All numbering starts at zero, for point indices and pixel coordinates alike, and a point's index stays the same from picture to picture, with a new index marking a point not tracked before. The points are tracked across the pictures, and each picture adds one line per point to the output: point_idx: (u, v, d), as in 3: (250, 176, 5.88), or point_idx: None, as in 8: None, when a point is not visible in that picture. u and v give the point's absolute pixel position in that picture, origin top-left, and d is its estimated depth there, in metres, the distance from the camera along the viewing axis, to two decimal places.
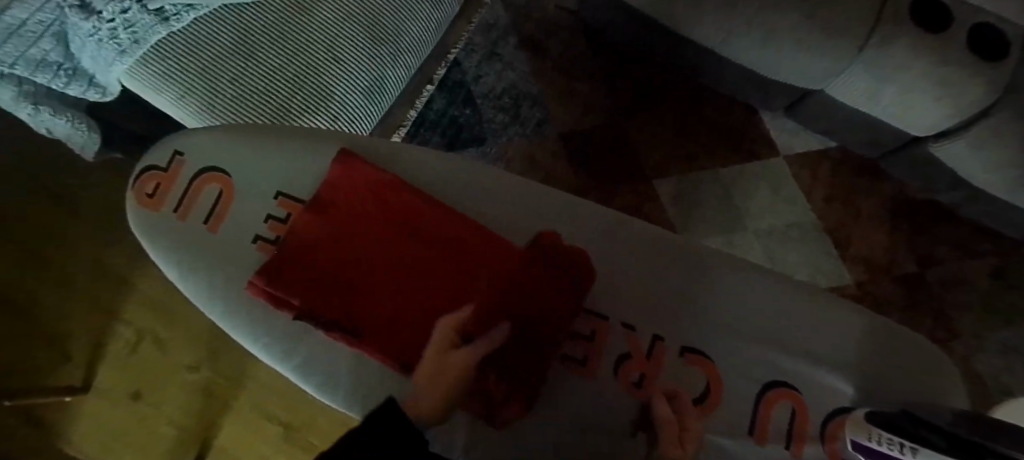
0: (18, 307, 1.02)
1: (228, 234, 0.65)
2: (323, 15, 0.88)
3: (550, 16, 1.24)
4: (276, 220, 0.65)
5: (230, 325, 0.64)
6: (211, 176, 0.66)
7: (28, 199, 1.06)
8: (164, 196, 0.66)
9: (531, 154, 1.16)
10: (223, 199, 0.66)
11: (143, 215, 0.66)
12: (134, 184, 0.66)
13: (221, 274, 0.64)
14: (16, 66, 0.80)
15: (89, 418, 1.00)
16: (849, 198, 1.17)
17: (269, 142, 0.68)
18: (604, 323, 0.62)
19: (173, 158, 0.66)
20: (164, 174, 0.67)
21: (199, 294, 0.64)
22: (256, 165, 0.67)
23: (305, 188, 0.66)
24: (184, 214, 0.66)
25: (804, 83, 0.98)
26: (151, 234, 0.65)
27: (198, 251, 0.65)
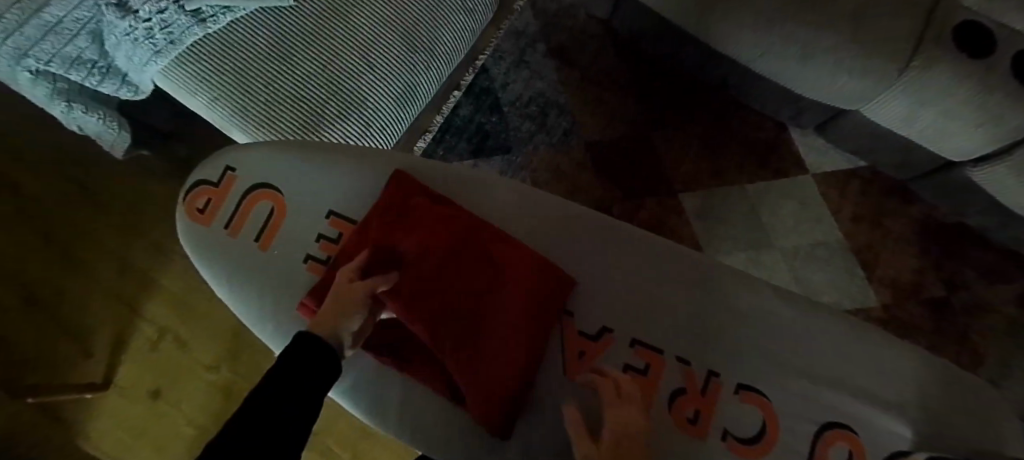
0: (43, 300, 1.02)
1: (278, 251, 0.68)
2: (359, 21, 0.88)
3: (579, 24, 1.23)
4: (327, 240, 0.68)
5: (277, 342, 0.66)
6: (263, 192, 0.69)
7: (57, 193, 1.07)
8: (216, 211, 0.69)
9: (556, 164, 1.15)
10: (273, 217, 0.69)
11: (196, 229, 0.69)
12: (186, 199, 0.70)
13: (270, 291, 0.67)
14: (52, 63, 0.79)
15: (108, 415, 1.00)
16: (878, 219, 1.15)
17: (315, 161, 0.70)
18: (658, 357, 0.64)
19: (225, 173, 0.69)
20: (214, 189, 0.70)
21: (249, 310, 0.67)
22: (304, 184, 0.69)
23: (356, 208, 0.68)
24: (235, 229, 0.69)
25: (839, 102, 0.97)
26: (203, 248, 0.68)
27: (249, 267, 0.68)
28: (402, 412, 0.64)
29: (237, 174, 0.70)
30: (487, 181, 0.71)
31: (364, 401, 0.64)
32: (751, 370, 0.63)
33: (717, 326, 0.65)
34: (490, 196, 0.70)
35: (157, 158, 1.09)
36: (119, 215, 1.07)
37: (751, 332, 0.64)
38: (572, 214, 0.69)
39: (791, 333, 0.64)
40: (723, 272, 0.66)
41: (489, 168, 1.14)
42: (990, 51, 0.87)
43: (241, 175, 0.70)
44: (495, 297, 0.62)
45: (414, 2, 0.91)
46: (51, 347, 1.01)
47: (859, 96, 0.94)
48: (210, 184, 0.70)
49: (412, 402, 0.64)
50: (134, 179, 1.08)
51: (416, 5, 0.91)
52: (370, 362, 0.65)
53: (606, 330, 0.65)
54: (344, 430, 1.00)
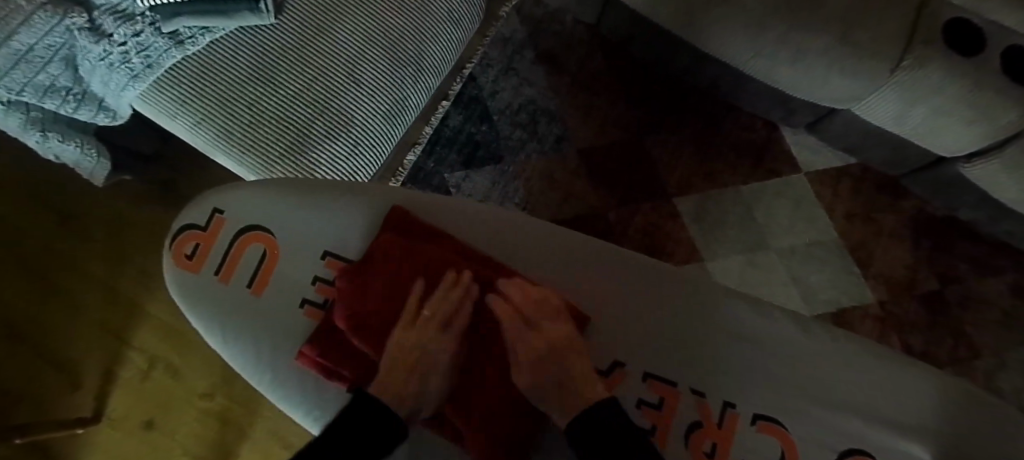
0: (26, 334, 0.99)
1: (273, 297, 0.66)
2: (342, 38, 0.85)
3: (567, 29, 1.22)
4: (324, 282, 0.66)
5: (277, 391, 0.64)
6: (254, 234, 0.67)
7: (38, 221, 1.04)
8: (205, 256, 0.66)
9: (549, 172, 1.14)
10: (266, 260, 0.67)
11: (185, 276, 0.66)
12: (173, 244, 0.66)
13: (266, 337, 0.64)
14: (25, 91, 0.76)
15: (99, 450, 0.97)
16: (872, 216, 1.15)
17: (309, 200, 0.68)
18: (673, 390, 0.62)
19: (213, 216, 0.67)
20: (203, 233, 0.67)
21: (245, 358, 0.64)
22: (298, 223, 0.67)
23: (353, 248, 0.67)
24: (227, 274, 0.66)
25: (829, 101, 0.97)
26: (192, 296, 0.65)
27: (243, 314, 0.65)
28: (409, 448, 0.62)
29: (226, 215, 0.67)
30: (485, 213, 0.69)
31: None
32: (758, 386, 0.62)
33: (722, 342, 0.64)
34: (485, 221, 0.69)
35: (138, 181, 1.07)
36: (102, 241, 1.04)
37: (756, 346, 0.64)
38: (568, 235, 0.69)
39: (792, 345, 0.64)
40: (719, 289, 0.66)
41: (481, 179, 1.12)
42: (980, 49, 0.87)
43: (230, 217, 0.67)
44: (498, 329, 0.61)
45: (398, 14, 0.89)
46: (37, 381, 0.97)
47: (849, 96, 0.93)
48: (198, 228, 0.67)
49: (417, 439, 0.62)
50: (115, 204, 1.05)
51: (400, 17, 0.89)
52: None
53: (617, 365, 0.63)
54: None
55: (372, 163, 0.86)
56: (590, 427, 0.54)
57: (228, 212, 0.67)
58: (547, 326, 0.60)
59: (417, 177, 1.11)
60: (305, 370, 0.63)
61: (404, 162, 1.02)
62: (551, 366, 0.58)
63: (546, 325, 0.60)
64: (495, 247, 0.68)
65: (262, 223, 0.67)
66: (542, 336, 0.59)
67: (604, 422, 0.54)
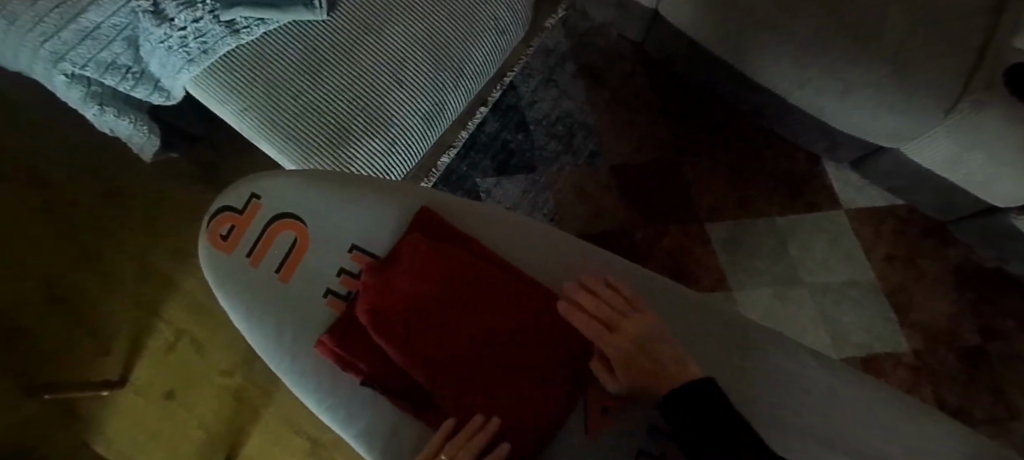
0: (65, 295, 1.04)
1: (300, 284, 0.67)
2: (390, 38, 0.87)
3: (611, 44, 1.22)
4: (349, 274, 0.67)
5: (293, 378, 0.65)
6: (285, 222, 0.69)
7: (88, 189, 1.09)
8: (239, 239, 0.69)
9: (580, 185, 1.13)
10: (295, 249, 0.68)
11: (217, 257, 0.68)
12: (210, 225, 0.69)
13: (288, 323, 0.66)
14: (88, 67, 0.81)
15: (121, 413, 1.00)
16: (913, 260, 1.11)
17: (342, 191, 0.70)
18: None
19: (250, 201, 0.69)
20: (239, 217, 0.69)
21: (266, 342, 0.66)
22: (329, 214, 0.69)
23: (379, 243, 0.68)
24: (257, 258, 0.68)
25: (877, 139, 0.94)
26: (222, 277, 0.67)
27: (269, 299, 0.67)
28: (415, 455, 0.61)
29: (262, 201, 0.69)
30: (513, 223, 0.70)
31: (375, 442, 0.62)
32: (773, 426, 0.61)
33: (740, 375, 0.62)
34: (508, 228, 0.70)
35: (185, 160, 1.11)
36: (145, 214, 1.08)
37: (774, 383, 0.62)
38: (592, 254, 0.69)
39: (809, 385, 0.62)
40: (742, 322, 0.65)
41: (512, 187, 1.12)
42: None
43: (266, 203, 0.69)
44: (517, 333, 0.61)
45: (446, 18, 0.90)
46: (70, 342, 1.02)
47: (897, 136, 0.90)
48: (233, 211, 0.69)
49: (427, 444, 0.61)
50: (162, 180, 1.10)
51: (447, 22, 0.90)
52: (384, 404, 0.63)
53: None
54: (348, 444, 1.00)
55: (405, 162, 0.88)
56: (691, 397, 0.50)
57: (264, 198, 0.69)
58: (625, 323, 0.57)
59: (450, 179, 1.12)
60: (323, 359, 0.65)
61: (438, 164, 1.07)
62: (640, 352, 0.55)
63: (633, 317, 0.57)
64: (518, 257, 0.68)
65: (294, 212, 0.69)
66: (624, 334, 0.56)
67: (707, 396, 0.50)
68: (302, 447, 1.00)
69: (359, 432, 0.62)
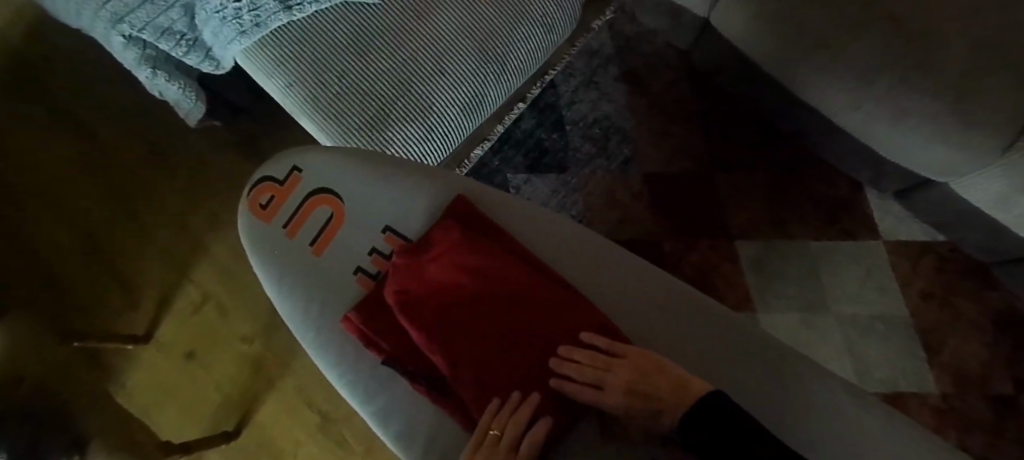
0: (101, 248, 1.08)
1: (331, 259, 0.68)
2: (437, 26, 0.88)
3: (657, 51, 1.21)
4: (379, 254, 0.68)
5: (317, 350, 0.66)
6: (322, 197, 0.70)
7: (133, 149, 1.13)
8: (277, 210, 0.70)
9: (612, 190, 1.12)
10: (330, 224, 0.69)
11: (255, 225, 0.70)
12: (251, 193, 0.70)
13: (316, 296, 0.67)
14: (145, 30, 0.85)
15: (143, 368, 1.04)
16: (950, 300, 1.07)
17: (380, 172, 0.70)
18: None
19: (291, 173, 0.71)
20: (279, 188, 0.71)
21: (293, 312, 0.67)
22: (365, 194, 0.70)
23: (412, 227, 0.69)
24: (293, 230, 0.69)
25: (925, 172, 0.91)
26: (258, 245, 0.69)
27: (301, 271, 0.68)
28: (431, 442, 0.61)
29: (302, 175, 0.71)
30: (546, 219, 0.70)
31: (391, 423, 0.62)
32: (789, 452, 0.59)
33: (759, 396, 0.61)
34: (540, 224, 0.70)
35: (228, 129, 1.14)
36: (185, 178, 1.11)
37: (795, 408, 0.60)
38: (617, 259, 0.69)
39: (835, 414, 0.60)
40: (765, 342, 0.64)
41: (542, 185, 1.12)
42: None
43: (306, 177, 0.71)
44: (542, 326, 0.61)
45: (494, 10, 0.90)
46: (102, 294, 1.05)
47: (945, 170, 0.88)
48: (274, 181, 0.71)
49: (447, 433, 0.61)
50: (204, 147, 1.13)
51: (495, 14, 0.90)
52: (404, 385, 0.63)
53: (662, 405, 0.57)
54: (358, 423, 1.01)
55: (439, 150, 0.90)
56: (704, 414, 0.51)
57: (305, 171, 0.70)
58: (609, 382, 0.56)
59: (481, 172, 1.12)
60: (348, 335, 0.65)
61: (471, 156, 1.11)
62: (640, 401, 0.56)
63: (617, 365, 0.57)
64: (547, 254, 0.68)
65: (332, 189, 0.70)
66: (614, 386, 0.56)
67: (719, 413, 0.51)
68: (312, 420, 1.01)
69: (377, 411, 0.63)
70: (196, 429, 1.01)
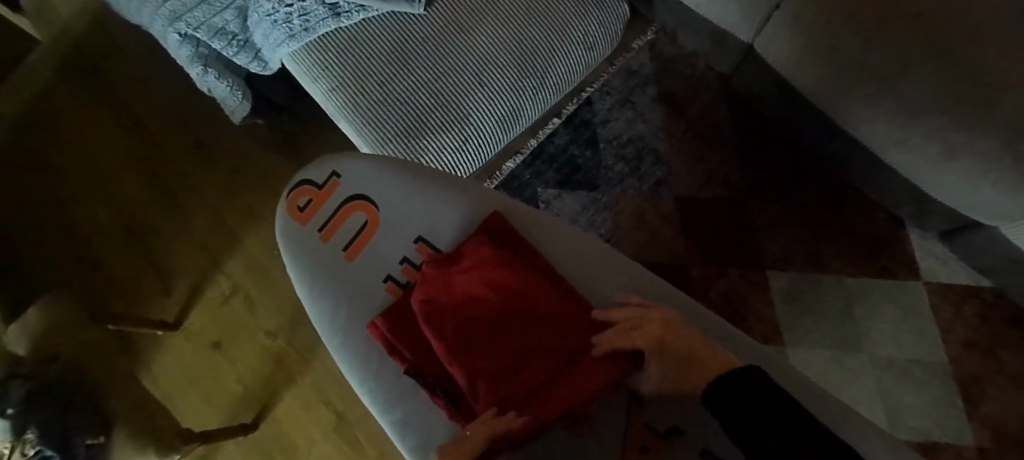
0: (140, 235, 1.11)
1: (363, 266, 0.69)
2: (480, 39, 0.89)
3: (697, 74, 1.19)
4: (410, 264, 0.69)
5: (342, 354, 0.67)
6: (359, 204, 0.71)
7: (178, 141, 1.17)
8: (314, 213, 0.72)
9: (641, 211, 1.11)
10: (364, 231, 0.70)
11: (292, 226, 0.72)
12: (290, 196, 0.72)
13: (344, 300, 0.68)
14: (199, 30, 0.89)
15: (171, 354, 1.06)
16: (994, 350, 1.02)
17: (416, 182, 0.71)
18: None
19: (330, 178, 0.72)
20: (317, 192, 0.72)
21: (322, 315, 0.68)
22: (400, 202, 0.71)
23: (444, 239, 0.69)
24: (328, 234, 0.71)
25: (974, 214, 0.88)
26: (293, 246, 0.71)
27: (332, 273, 0.69)
28: None
29: (341, 180, 0.72)
30: (576, 237, 0.70)
31: (409, 434, 0.62)
32: None
33: None
34: (572, 246, 0.69)
35: (268, 127, 1.17)
36: (225, 173, 1.15)
37: None
38: (640, 281, 0.68)
39: None
40: (794, 379, 0.62)
41: (572, 202, 1.12)
42: None
43: (345, 182, 0.72)
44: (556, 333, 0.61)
45: (536, 26, 0.91)
46: (138, 279, 1.09)
47: (995, 214, 0.85)
48: (313, 185, 0.72)
49: None
50: (245, 143, 1.17)
51: (537, 30, 0.91)
52: (423, 397, 0.63)
53: (676, 430, 0.58)
54: (373, 426, 1.02)
55: (472, 161, 0.90)
56: (740, 385, 0.51)
57: (344, 177, 0.71)
58: (638, 339, 0.57)
59: (511, 184, 1.13)
60: (372, 341, 0.66)
61: (502, 168, 1.13)
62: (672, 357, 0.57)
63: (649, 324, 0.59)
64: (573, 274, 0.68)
65: (368, 196, 0.71)
66: (644, 335, 0.58)
67: (757, 384, 0.51)
68: (328, 420, 1.02)
69: (396, 421, 0.63)
70: (217, 419, 1.03)
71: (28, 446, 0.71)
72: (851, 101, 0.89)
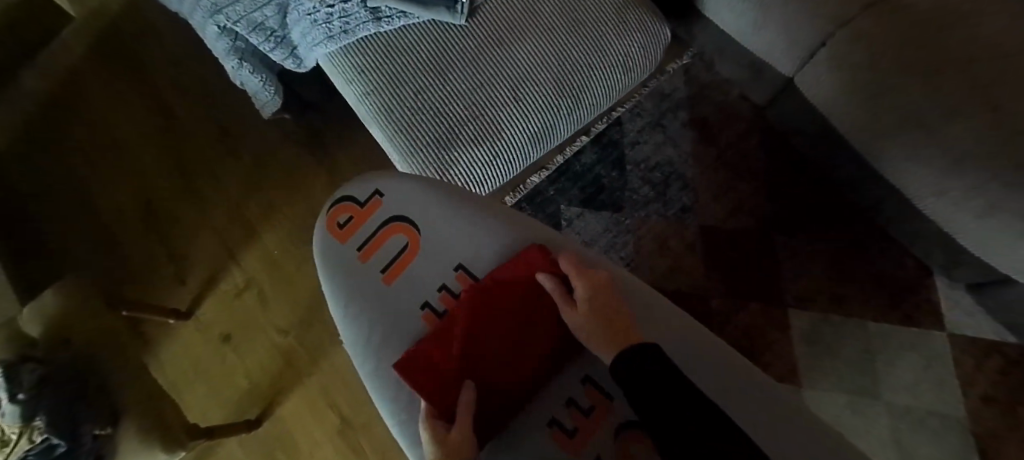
0: (160, 220, 1.11)
1: (400, 290, 0.67)
2: (518, 54, 0.88)
3: (730, 102, 1.18)
4: (448, 292, 0.66)
5: (372, 379, 0.65)
6: (399, 225, 0.70)
7: (204, 129, 1.17)
8: (354, 231, 0.70)
9: (664, 237, 1.10)
10: (404, 253, 0.69)
11: (330, 243, 0.70)
12: (331, 212, 0.71)
13: (380, 324, 0.66)
14: (239, 23, 0.88)
15: (181, 342, 1.06)
16: (1016, 409, 0.99)
17: (458, 207, 0.70)
18: None
19: (372, 196, 0.71)
20: (359, 210, 0.71)
21: (354, 336, 0.66)
22: (440, 226, 0.69)
23: (485, 268, 0.67)
24: (367, 253, 0.69)
25: (1012, 272, 0.85)
26: (330, 264, 0.69)
27: (368, 296, 0.68)
28: None
29: (384, 199, 0.71)
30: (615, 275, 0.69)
31: None
32: None
33: None
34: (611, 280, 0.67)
35: (296, 123, 1.17)
36: (248, 165, 1.14)
37: None
38: (660, 312, 0.67)
39: None
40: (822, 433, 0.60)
41: (595, 222, 1.10)
42: None
43: (388, 201, 0.71)
44: (534, 336, 0.62)
45: (576, 44, 0.90)
46: (154, 266, 1.08)
47: None
48: (355, 202, 0.71)
49: None
50: (270, 137, 1.16)
51: (576, 48, 0.90)
52: None
53: None
54: (378, 432, 1.01)
55: (501, 175, 0.89)
56: (643, 363, 0.53)
57: (387, 196, 0.70)
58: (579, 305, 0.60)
59: (535, 199, 1.12)
60: None
61: (527, 182, 1.12)
62: (600, 323, 0.58)
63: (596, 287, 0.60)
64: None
65: (409, 218, 0.70)
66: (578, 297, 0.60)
67: (657, 359, 0.53)
68: (333, 423, 1.01)
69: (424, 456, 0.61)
70: (221, 414, 1.02)
71: (36, 434, 0.70)
72: (891, 145, 0.88)
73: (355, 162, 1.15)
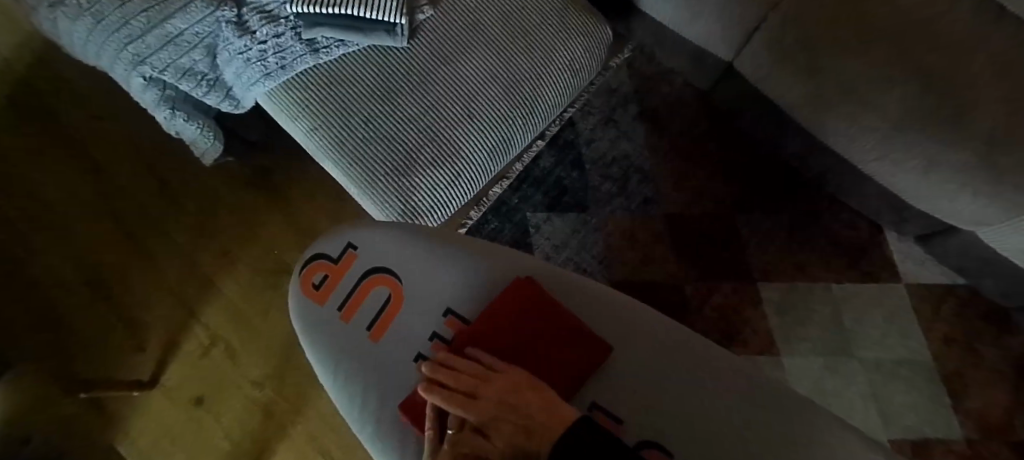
0: (107, 286, 1.03)
1: (389, 345, 0.65)
2: (466, 70, 0.86)
3: (676, 90, 1.20)
4: (440, 340, 0.64)
5: (375, 444, 0.61)
6: (381, 277, 0.67)
7: (141, 183, 1.10)
8: (332, 290, 0.68)
9: (632, 232, 1.11)
10: (388, 306, 0.66)
11: (308, 305, 0.68)
12: (305, 273, 0.68)
13: (375, 384, 0.63)
14: (166, 72, 0.84)
15: (148, 414, 0.98)
16: (973, 346, 1.06)
17: (436, 249, 0.69)
18: None
19: (346, 250, 0.69)
20: (334, 266, 0.69)
21: (350, 401, 0.63)
22: (419, 270, 0.68)
23: (474, 307, 0.66)
24: (349, 313, 0.67)
25: (956, 221, 0.90)
26: (311, 327, 0.67)
27: (357, 354, 0.65)
28: None
29: (358, 251, 0.69)
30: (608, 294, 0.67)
31: None
32: None
33: None
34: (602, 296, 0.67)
35: (242, 166, 1.13)
36: (194, 215, 1.08)
37: None
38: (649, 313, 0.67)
39: None
40: None
41: (563, 226, 1.10)
42: None
43: (362, 254, 0.69)
44: (535, 366, 0.60)
45: (521, 53, 0.89)
46: (105, 337, 1.01)
47: (976, 220, 0.87)
48: (329, 259, 0.69)
49: None
50: (214, 184, 1.11)
51: (522, 58, 0.89)
52: None
53: None
54: None
55: (464, 194, 0.87)
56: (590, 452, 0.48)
57: (361, 248, 0.69)
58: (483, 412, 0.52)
59: (500, 210, 1.10)
60: (409, 429, 0.60)
61: (489, 194, 1.10)
62: (517, 428, 0.51)
63: (494, 377, 0.54)
64: (615, 335, 0.64)
65: (388, 266, 0.68)
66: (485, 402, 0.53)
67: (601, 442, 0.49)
68: None
69: None
70: None
71: None
72: (836, 117, 0.91)
73: (311, 198, 1.12)
